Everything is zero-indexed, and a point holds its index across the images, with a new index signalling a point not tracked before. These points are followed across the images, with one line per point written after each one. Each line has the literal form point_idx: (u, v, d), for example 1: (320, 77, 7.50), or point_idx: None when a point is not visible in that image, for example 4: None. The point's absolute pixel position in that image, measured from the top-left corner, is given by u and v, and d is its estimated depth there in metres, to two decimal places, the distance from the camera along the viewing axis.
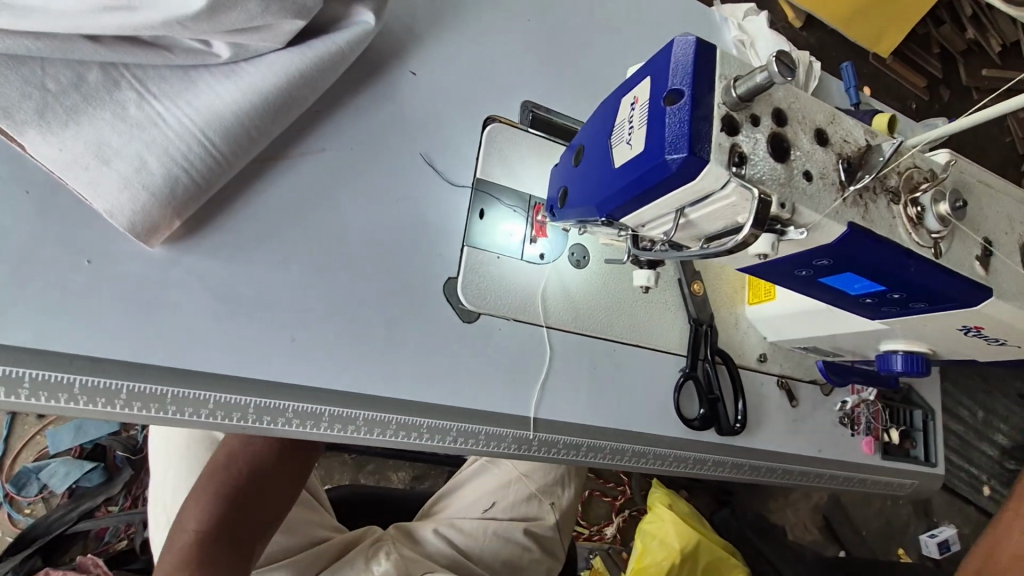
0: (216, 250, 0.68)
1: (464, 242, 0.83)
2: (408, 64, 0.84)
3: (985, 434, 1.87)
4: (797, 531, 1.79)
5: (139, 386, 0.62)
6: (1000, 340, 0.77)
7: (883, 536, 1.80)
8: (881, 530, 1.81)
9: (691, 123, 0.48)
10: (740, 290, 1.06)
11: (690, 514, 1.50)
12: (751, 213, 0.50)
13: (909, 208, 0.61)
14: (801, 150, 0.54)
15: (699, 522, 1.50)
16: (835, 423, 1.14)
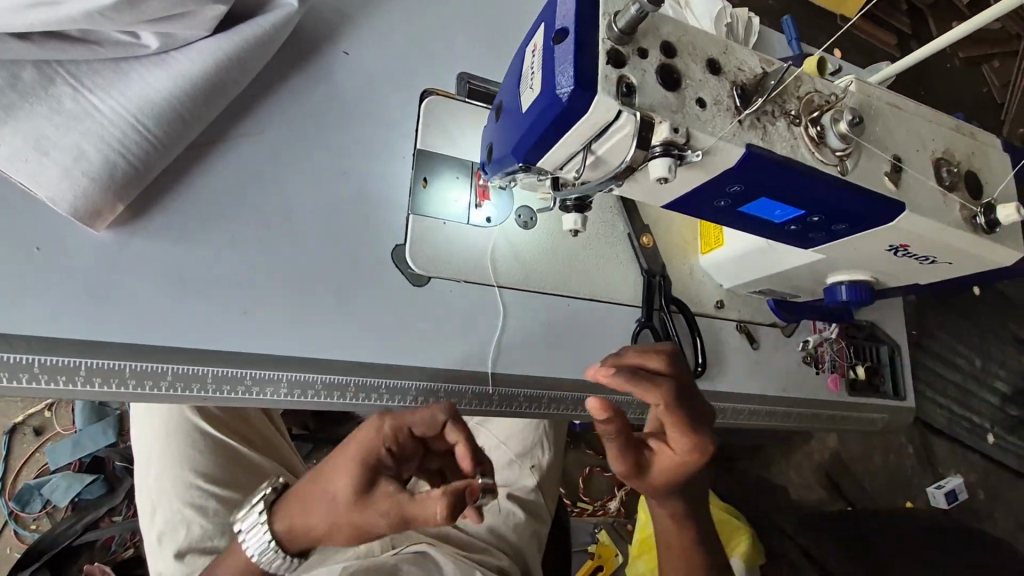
0: (162, 232, 0.71)
1: (409, 211, 0.86)
2: (341, 45, 0.87)
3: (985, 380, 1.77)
4: (801, 491, 1.81)
5: (97, 362, 0.66)
6: (929, 257, 0.81)
7: (888, 490, 1.78)
8: (886, 485, 1.80)
9: (575, 59, 0.52)
10: (692, 241, 1.09)
11: None
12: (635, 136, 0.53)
13: (810, 129, 0.63)
14: (692, 79, 0.57)
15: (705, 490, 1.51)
16: (799, 363, 1.17)
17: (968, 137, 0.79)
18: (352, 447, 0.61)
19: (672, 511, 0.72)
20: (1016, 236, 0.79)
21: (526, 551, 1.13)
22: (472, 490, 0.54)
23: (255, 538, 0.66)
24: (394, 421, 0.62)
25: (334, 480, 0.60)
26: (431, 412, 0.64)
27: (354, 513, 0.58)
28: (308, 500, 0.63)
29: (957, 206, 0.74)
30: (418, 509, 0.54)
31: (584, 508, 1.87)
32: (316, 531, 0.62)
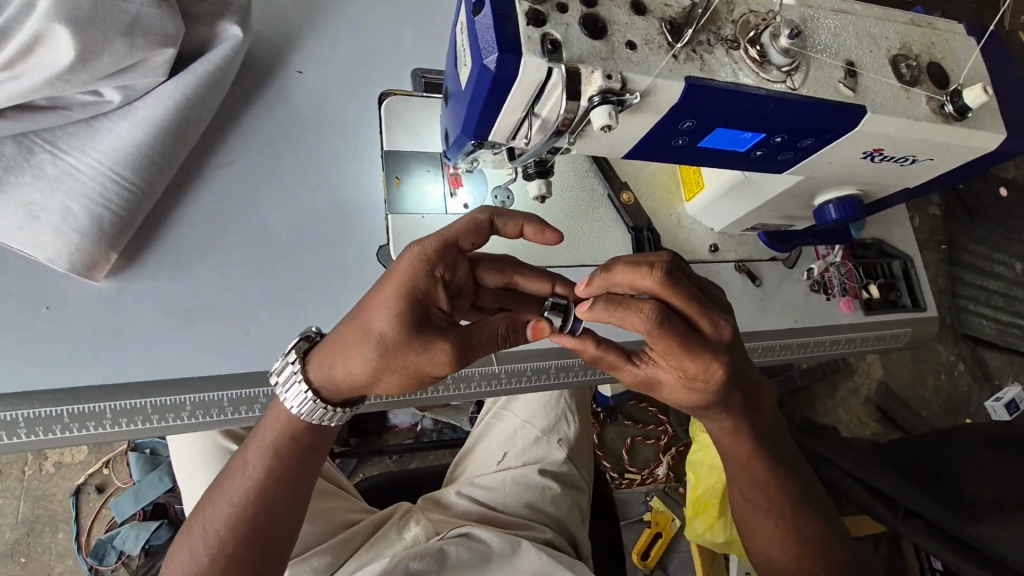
0: (156, 272, 0.75)
1: (388, 211, 0.88)
2: (293, 65, 0.90)
3: None
4: (856, 428, 1.80)
5: (119, 403, 0.70)
6: (908, 157, 0.79)
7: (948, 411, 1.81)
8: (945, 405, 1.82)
9: (495, 26, 0.53)
10: (676, 190, 1.09)
11: None
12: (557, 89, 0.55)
13: (750, 50, 0.63)
14: (618, 24, 0.58)
15: None
16: (807, 292, 1.15)
17: (925, 28, 0.77)
18: (395, 279, 0.61)
19: (726, 424, 0.75)
20: (993, 118, 0.77)
21: (567, 520, 1.16)
22: (536, 329, 0.64)
23: (295, 395, 0.67)
24: (436, 243, 0.63)
25: (376, 316, 0.60)
26: (472, 217, 0.66)
27: (415, 350, 0.60)
28: (346, 348, 0.62)
29: (923, 100, 0.73)
30: (483, 333, 0.64)
31: (632, 478, 1.88)
32: (359, 381, 0.64)
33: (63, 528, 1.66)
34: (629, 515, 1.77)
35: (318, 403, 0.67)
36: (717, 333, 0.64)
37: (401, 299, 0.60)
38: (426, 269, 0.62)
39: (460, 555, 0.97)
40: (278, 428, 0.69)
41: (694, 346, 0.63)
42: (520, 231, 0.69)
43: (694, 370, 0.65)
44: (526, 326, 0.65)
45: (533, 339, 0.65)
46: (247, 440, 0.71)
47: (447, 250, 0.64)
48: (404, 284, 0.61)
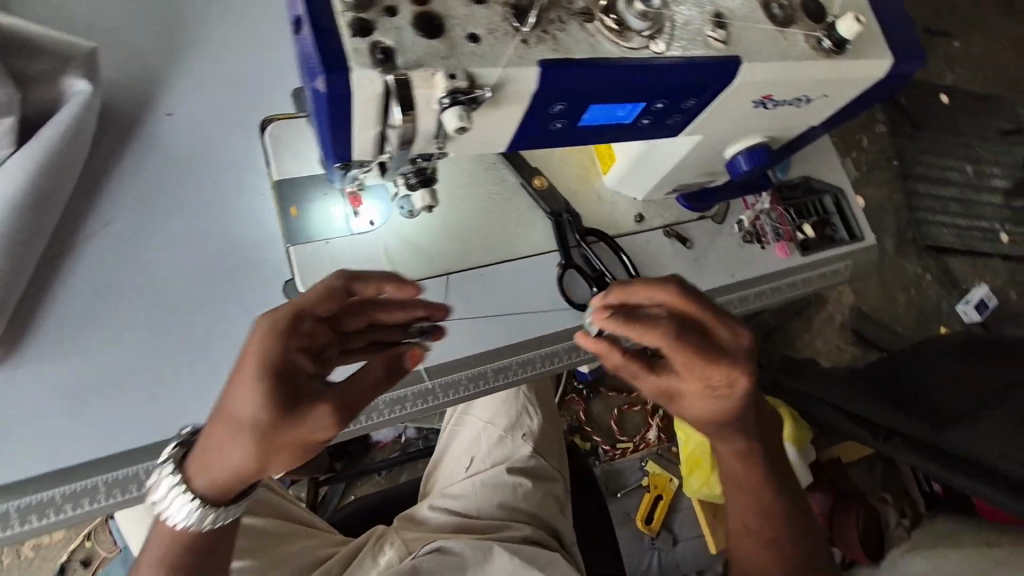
0: (45, 355, 0.72)
1: (286, 243, 0.84)
2: (161, 107, 0.86)
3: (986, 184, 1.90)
4: (834, 356, 1.83)
5: (25, 499, 0.67)
6: (803, 97, 0.77)
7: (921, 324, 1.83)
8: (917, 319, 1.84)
9: (315, 44, 0.49)
10: (592, 165, 1.07)
11: None
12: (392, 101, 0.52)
13: (606, 19, 0.60)
14: (456, 17, 0.54)
15: None
16: (740, 244, 1.14)
17: None
18: (251, 357, 0.54)
19: (739, 448, 0.74)
20: (876, 44, 0.75)
21: (544, 513, 1.16)
22: (412, 355, 0.61)
23: (173, 508, 0.57)
24: (290, 313, 0.58)
25: (240, 406, 0.53)
26: (325, 283, 0.61)
27: (292, 424, 0.53)
28: (218, 450, 0.55)
29: (801, 39, 0.71)
30: (364, 382, 0.58)
31: (625, 447, 1.77)
32: (243, 476, 0.55)
33: None
34: (626, 484, 1.71)
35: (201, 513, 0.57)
36: (738, 348, 0.65)
37: (265, 382, 0.53)
38: (283, 341, 0.56)
39: (433, 568, 0.97)
40: (166, 545, 0.59)
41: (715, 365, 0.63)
42: (379, 291, 0.66)
43: (713, 387, 0.64)
44: (401, 356, 0.61)
45: (414, 365, 0.61)
46: (137, 561, 0.62)
47: (300, 313, 0.59)
48: (263, 366, 0.54)
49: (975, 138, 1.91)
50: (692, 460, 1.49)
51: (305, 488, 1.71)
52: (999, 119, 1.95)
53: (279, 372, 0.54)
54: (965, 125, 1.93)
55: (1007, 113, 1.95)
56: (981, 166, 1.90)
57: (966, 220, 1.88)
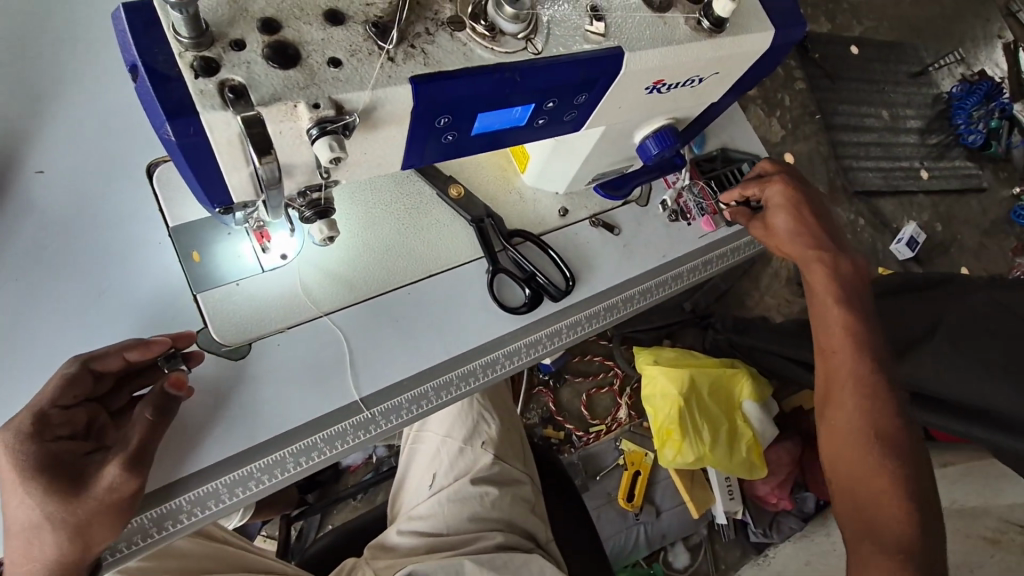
0: None
1: (194, 292, 0.80)
2: (30, 164, 0.79)
3: (901, 126, 2.02)
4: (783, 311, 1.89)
5: None
6: (694, 77, 0.78)
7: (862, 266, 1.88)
8: None
9: (155, 91, 0.46)
10: (508, 164, 1.05)
11: (679, 355, 1.59)
12: (251, 142, 0.49)
13: (476, 26, 0.58)
14: (313, 43, 0.52)
15: (692, 357, 1.60)
16: (667, 224, 1.14)
17: None
18: (9, 468, 0.62)
19: (825, 276, 0.87)
20: (756, 17, 0.77)
21: (515, 517, 1.15)
22: (176, 381, 0.71)
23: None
24: (31, 418, 0.65)
25: (28, 506, 0.62)
26: (59, 375, 0.67)
27: (89, 493, 0.63)
28: (36, 546, 0.63)
29: (680, 21, 0.71)
30: (138, 434, 0.68)
31: (599, 429, 1.75)
32: (72, 554, 0.64)
33: None
34: (603, 466, 1.71)
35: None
36: (854, 285, 0.87)
37: (36, 480, 0.62)
38: (33, 446, 0.63)
39: None
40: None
41: (803, 225, 0.90)
42: (126, 359, 0.70)
43: (817, 260, 0.88)
44: (166, 388, 0.70)
45: (184, 389, 0.71)
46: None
47: (41, 415, 0.65)
48: (26, 472, 0.62)
49: (885, 85, 2.04)
50: (663, 433, 1.50)
51: (277, 528, 1.65)
52: (902, 65, 2.09)
53: (43, 470, 0.63)
54: (875, 74, 2.05)
55: (910, 59, 2.10)
56: (895, 110, 2.03)
57: (889, 162, 1.98)
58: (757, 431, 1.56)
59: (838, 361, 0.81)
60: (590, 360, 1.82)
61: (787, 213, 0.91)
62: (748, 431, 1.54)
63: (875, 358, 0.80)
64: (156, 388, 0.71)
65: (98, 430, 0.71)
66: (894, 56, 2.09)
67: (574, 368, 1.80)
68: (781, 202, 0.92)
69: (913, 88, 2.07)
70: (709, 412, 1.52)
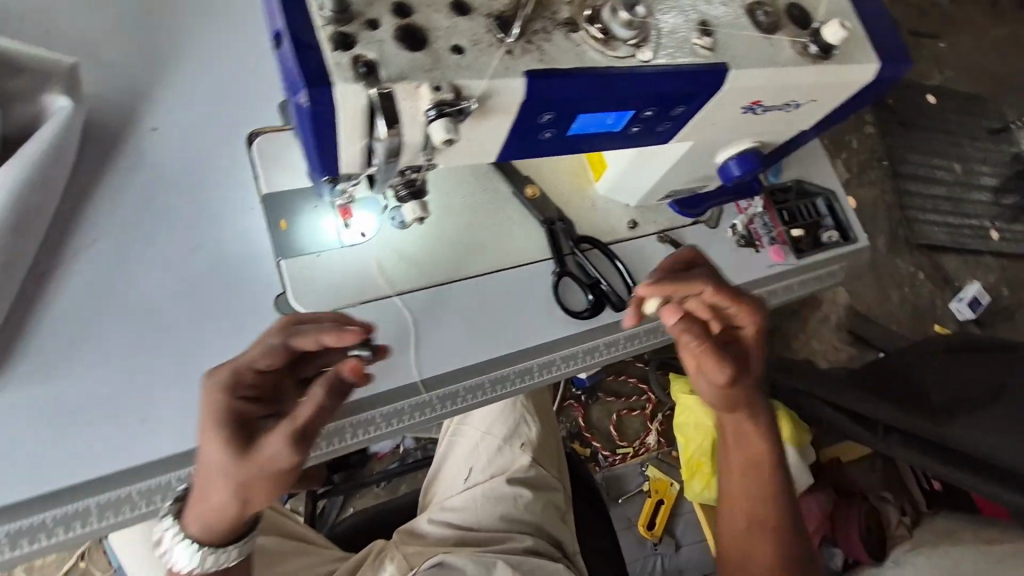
0: (29, 376, 0.70)
1: (278, 258, 0.83)
2: (145, 122, 0.85)
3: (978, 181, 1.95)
4: (829, 355, 1.80)
5: (14, 525, 0.66)
6: (790, 102, 0.77)
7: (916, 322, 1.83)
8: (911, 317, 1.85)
9: (297, 60, 0.49)
10: (584, 172, 1.06)
11: None
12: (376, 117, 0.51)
13: (591, 29, 0.60)
14: (440, 30, 0.54)
15: None
16: (734, 249, 1.13)
17: None
18: (203, 415, 0.58)
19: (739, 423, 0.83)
20: (862, 49, 0.75)
21: (546, 523, 1.15)
22: (351, 366, 0.60)
23: (178, 549, 0.62)
24: (228, 372, 0.61)
25: (207, 455, 0.57)
26: (264, 342, 0.63)
27: (248, 461, 0.56)
28: (205, 494, 0.59)
29: (786, 44, 0.71)
30: (311, 408, 0.57)
31: (626, 452, 1.72)
32: (228, 512, 0.60)
33: None
34: (625, 491, 1.68)
35: (203, 547, 0.62)
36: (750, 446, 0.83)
37: (215, 435, 0.57)
38: (227, 398, 0.60)
39: None
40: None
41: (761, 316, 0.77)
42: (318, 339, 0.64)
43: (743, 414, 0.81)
44: (341, 371, 0.60)
45: (358, 376, 0.60)
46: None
47: (240, 371, 0.61)
48: (210, 425, 0.57)
49: (966, 138, 1.97)
50: (693, 464, 1.48)
51: (302, 503, 1.68)
52: (985, 119, 2.02)
53: (228, 427, 0.58)
54: (957, 124, 1.98)
55: (994, 113, 2.02)
56: (973, 163, 1.96)
57: (962, 217, 1.91)
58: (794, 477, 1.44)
59: (749, 490, 0.83)
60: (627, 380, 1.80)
61: (742, 320, 0.77)
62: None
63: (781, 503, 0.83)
64: (333, 368, 0.60)
65: (281, 396, 0.67)
66: (977, 109, 2.02)
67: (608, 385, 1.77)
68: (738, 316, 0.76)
69: (994, 143, 1.99)
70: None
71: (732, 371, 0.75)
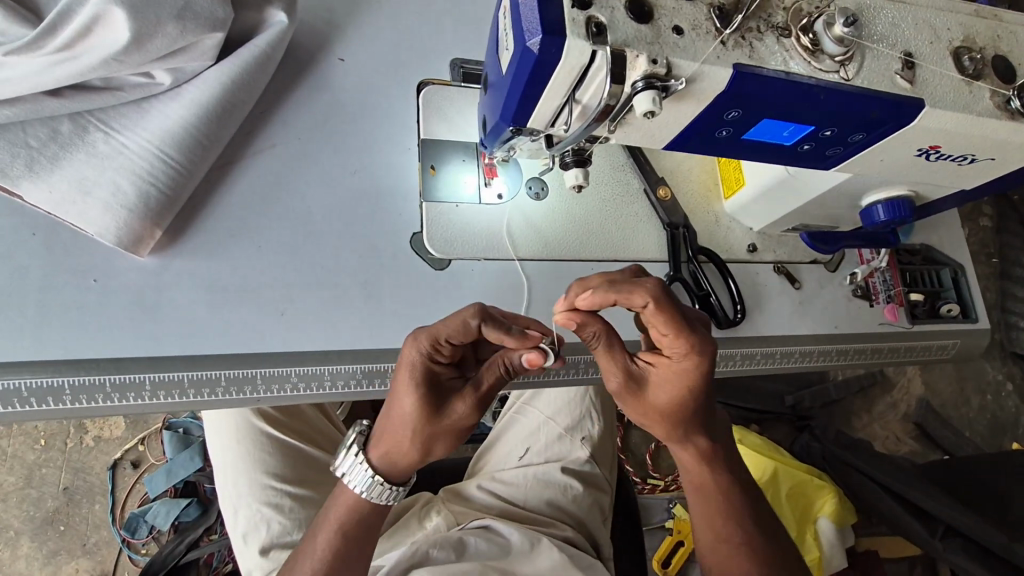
0: (197, 249, 0.78)
1: (422, 198, 0.88)
2: (335, 52, 0.92)
3: None
4: (892, 444, 1.70)
5: (158, 376, 0.73)
6: (968, 156, 0.74)
7: (994, 433, 1.73)
8: (991, 426, 1.74)
9: (539, 8, 0.53)
10: (714, 187, 1.06)
11: (766, 444, 1.47)
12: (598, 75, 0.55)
13: (802, 38, 0.61)
14: (665, 9, 0.57)
15: (780, 452, 1.46)
16: (849, 297, 1.10)
17: (990, 20, 0.72)
18: (404, 370, 0.67)
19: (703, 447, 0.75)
20: None
21: (589, 520, 1.14)
22: (534, 359, 0.66)
23: (357, 476, 0.73)
24: (428, 337, 0.67)
25: (396, 404, 0.67)
26: (460, 321, 0.65)
27: (439, 420, 0.67)
28: (388, 432, 0.70)
29: (986, 94, 0.69)
30: (489, 379, 0.70)
31: (656, 484, 1.63)
32: (405, 454, 0.70)
33: (99, 499, 1.52)
34: (649, 519, 1.54)
35: (378, 480, 0.72)
36: (728, 448, 0.78)
37: (405, 390, 0.66)
38: (416, 355, 0.67)
39: (480, 544, 0.99)
40: (347, 510, 0.74)
41: (698, 408, 0.70)
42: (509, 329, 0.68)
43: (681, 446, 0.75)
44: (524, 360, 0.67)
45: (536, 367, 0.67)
46: (322, 516, 0.76)
47: (425, 335, 0.67)
48: (399, 374, 0.67)
49: None
50: None
51: None
52: None
53: (414, 387, 0.66)
54: None
55: None
56: None
57: None
58: (827, 555, 1.31)
59: (693, 506, 0.78)
60: None
61: (678, 393, 0.68)
62: (815, 549, 1.31)
63: (749, 511, 0.77)
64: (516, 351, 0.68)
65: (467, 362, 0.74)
66: None
67: None
68: (683, 386, 0.68)
69: None
70: (778, 515, 1.34)
71: (641, 414, 0.72)
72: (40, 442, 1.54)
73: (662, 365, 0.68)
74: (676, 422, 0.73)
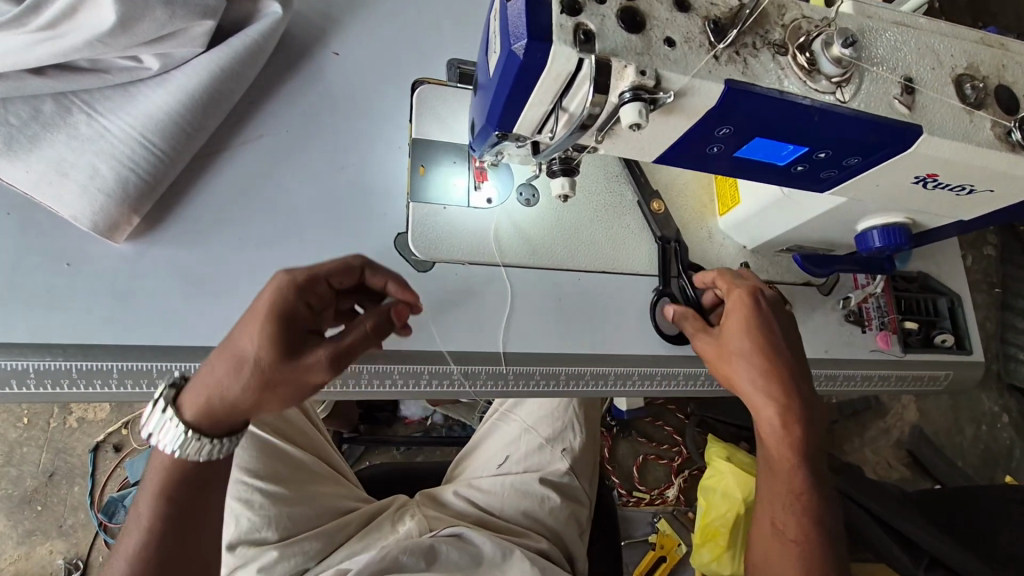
0: (175, 238, 0.77)
1: (409, 199, 0.87)
2: (330, 46, 0.91)
3: None
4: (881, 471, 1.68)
5: (126, 364, 0.71)
6: (966, 186, 0.72)
7: (985, 465, 1.69)
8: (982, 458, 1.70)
9: (526, 12, 0.51)
10: (710, 203, 1.04)
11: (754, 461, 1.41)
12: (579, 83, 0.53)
13: (799, 57, 0.60)
14: (658, 19, 0.56)
15: None
16: (841, 322, 1.08)
17: (995, 49, 0.71)
18: (262, 304, 0.61)
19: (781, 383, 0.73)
20: None
21: (565, 533, 1.12)
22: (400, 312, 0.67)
23: (170, 434, 0.63)
24: (305, 274, 0.64)
25: (247, 339, 0.60)
26: (343, 261, 0.68)
27: (285, 368, 0.60)
28: (220, 376, 0.61)
29: (987, 124, 0.67)
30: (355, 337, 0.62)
31: (641, 497, 1.60)
32: (230, 402, 0.62)
33: (78, 482, 1.51)
34: (630, 534, 1.52)
35: (194, 435, 0.63)
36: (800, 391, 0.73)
37: (263, 327, 0.60)
38: (291, 295, 0.63)
39: (451, 553, 0.96)
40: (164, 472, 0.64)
41: (779, 347, 0.74)
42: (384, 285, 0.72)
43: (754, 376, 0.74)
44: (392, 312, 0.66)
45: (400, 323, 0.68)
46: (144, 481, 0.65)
47: (307, 277, 0.64)
48: (260, 309, 0.61)
49: None
50: (707, 531, 1.33)
51: None
52: None
53: (275, 325, 0.61)
54: None
55: None
56: None
57: None
58: None
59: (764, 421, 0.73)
60: (661, 426, 1.68)
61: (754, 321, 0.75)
62: None
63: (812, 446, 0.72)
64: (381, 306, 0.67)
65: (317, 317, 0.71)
66: None
67: (643, 419, 1.67)
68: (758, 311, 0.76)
69: None
70: None
71: (721, 349, 0.77)
72: (22, 421, 1.53)
73: (729, 302, 0.79)
74: (777, 371, 0.73)
